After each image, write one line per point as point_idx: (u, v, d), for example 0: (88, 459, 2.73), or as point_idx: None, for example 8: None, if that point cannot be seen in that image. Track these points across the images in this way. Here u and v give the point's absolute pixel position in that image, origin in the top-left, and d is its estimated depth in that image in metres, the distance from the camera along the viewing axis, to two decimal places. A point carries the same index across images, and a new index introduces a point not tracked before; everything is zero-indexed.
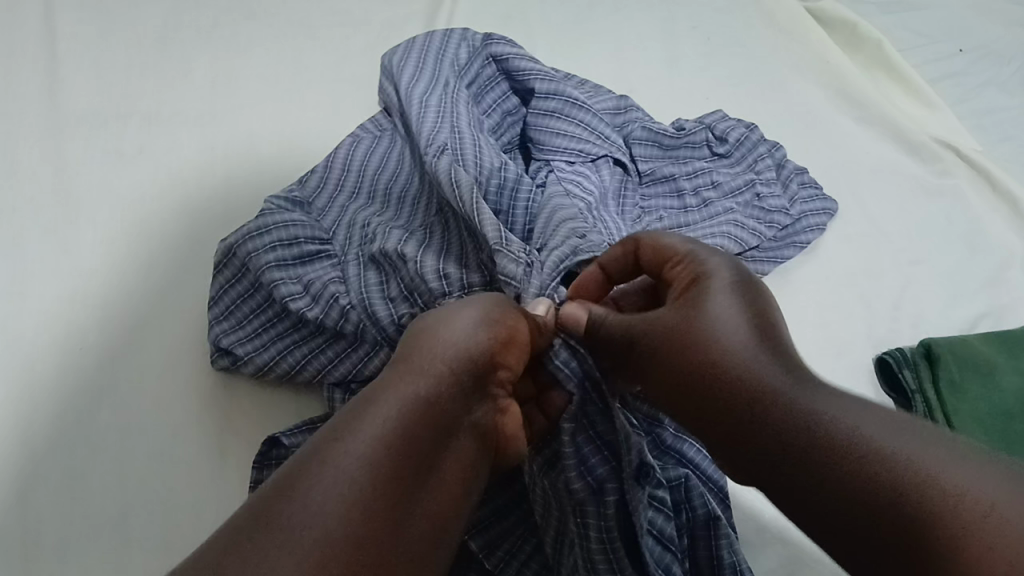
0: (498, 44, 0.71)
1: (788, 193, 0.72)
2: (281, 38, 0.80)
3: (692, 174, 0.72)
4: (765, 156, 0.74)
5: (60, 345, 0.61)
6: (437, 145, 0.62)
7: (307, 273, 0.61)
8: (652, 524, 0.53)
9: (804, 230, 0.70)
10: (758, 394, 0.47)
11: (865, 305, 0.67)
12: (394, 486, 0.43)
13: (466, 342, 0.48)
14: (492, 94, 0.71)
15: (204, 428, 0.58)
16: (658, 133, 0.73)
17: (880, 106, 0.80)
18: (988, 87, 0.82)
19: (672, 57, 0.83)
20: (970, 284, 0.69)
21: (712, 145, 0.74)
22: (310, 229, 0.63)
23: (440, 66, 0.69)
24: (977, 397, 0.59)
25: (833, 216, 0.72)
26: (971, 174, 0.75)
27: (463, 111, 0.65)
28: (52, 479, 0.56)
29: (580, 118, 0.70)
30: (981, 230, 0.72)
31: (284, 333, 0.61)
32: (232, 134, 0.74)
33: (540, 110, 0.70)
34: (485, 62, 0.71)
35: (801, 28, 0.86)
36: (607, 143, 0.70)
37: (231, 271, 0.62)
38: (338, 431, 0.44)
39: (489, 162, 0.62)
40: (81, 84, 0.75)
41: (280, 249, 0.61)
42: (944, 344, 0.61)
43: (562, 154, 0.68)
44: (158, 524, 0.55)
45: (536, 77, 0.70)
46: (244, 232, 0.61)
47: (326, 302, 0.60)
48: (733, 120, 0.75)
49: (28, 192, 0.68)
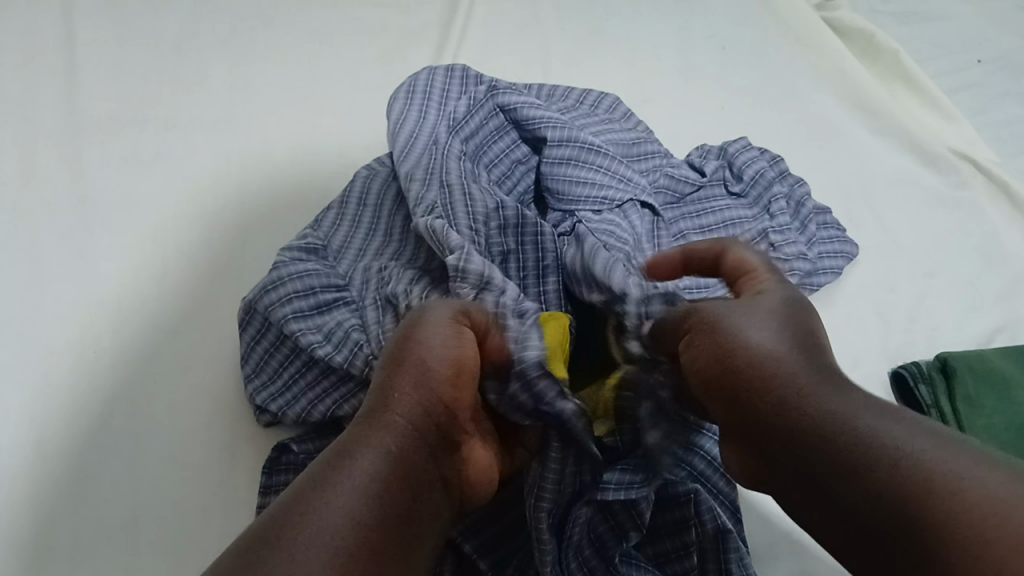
0: (506, 93, 0.68)
1: (807, 234, 0.70)
2: (296, 45, 0.81)
3: (713, 224, 0.70)
4: (781, 195, 0.71)
5: (74, 349, 0.61)
6: (426, 205, 0.60)
7: (325, 322, 0.59)
8: (598, 537, 0.54)
9: (819, 274, 0.67)
10: (803, 413, 0.43)
11: (879, 317, 0.67)
12: (403, 505, 0.41)
13: (447, 352, 0.46)
14: (499, 145, 0.68)
15: (216, 434, 0.59)
16: (678, 180, 0.71)
17: (896, 117, 0.79)
18: (1006, 98, 0.81)
19: (687, 66, 0.83)
20: (986, 297, 0.68)
21: (728, 184, 0.72)
22: (325, 277, 0.61)
23: (438, 117, 0.68)
24: (992, 412, 0.59)
25: (851, 260, 0.69)
26: (987, 186, 0.74)
27: (452, 164, 0.63)
28: (64, 482, 0.56)
29: (599, 164, 0.66)
30: (997, 243, 0.71)
31: (313, 384, 0.59)
32: (247, 140, 0.74)
33: (554, 159, 0.66)
34: (489, 114, 0.68)
35: (818, 37, 0.86)
36: (631, 186, 0.67)
37: (256, 327, 0.60)
38: (339, 461, 0.41)
39: (483, 206, 0.60)
40: (100, 89, 0.76)
41: (297, 300, 0.59)
42: (960, 359, 0.60)
43: (587, 203, 0.65)
44: (168, 529, 0.55)
45: (547, 125, 0.66)
46: (259, 288, 0.60)
47: (349, 349, 0.57)
48: (754, 151, 0.73)
49: (45, 196, 0.68)
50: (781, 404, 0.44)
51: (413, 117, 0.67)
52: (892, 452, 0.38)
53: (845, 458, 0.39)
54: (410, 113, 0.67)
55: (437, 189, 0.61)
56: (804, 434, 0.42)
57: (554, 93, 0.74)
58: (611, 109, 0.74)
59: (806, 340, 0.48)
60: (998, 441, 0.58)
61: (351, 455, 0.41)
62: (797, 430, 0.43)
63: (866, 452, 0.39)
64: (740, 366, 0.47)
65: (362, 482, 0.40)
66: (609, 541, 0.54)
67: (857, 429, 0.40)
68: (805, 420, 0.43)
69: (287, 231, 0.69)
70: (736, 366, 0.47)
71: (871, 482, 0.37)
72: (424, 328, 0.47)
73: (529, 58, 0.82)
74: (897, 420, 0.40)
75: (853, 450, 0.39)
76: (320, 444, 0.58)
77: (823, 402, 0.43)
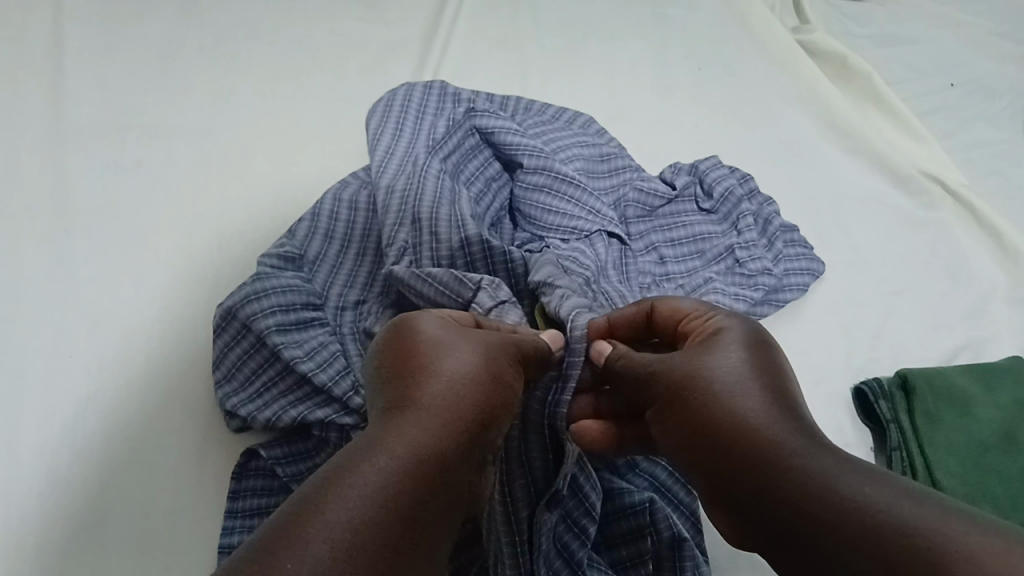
0: (484, 116, 0.69)
1: (773, 251, 0.71)
2: (280, 57, 0.82)
3: (682, 238, 0.71)
4: (749, 213, 0.72)
5: (49, 353, 0.62)
6: (397, 247, 0.62)
7: (304, 339, 0.60)
8: (565, 548, 0.54)
9: (787, 288, 0.68)
10: (760, 461, 0.45)
11: (844, 334, 0.68)
12: (428, 479, 0.44)
13: (462, 365, 0.49)
14: (474, 163, 0.69)
15: (187, 439, 0.60)
16: (648, 194, 0.72)
17: (868, 137, 0.80)
18: (976, 121, 0.83)
19: (664, 84, 0.84)
20: (951, 316, 0.69)
21: (699, 200, 0.73)
22: (305, 293, 0.62)
23: (416, 138, 0.68)
24: (951, 428, 0.60)
25: (817, 277, 0.70)
26: (956, 208, 0.76)
27: (429, 186, 0.63)
28: (34, 479, 0.56)
29: (571, 194, 0.68)
30: (964, 264, 0.72)
31: (286, 393, 0.59)
32: (228, 149, 0.75)
33: (528, 187, 0.68)
34: (467, 134, 0.69)
35: (793, 60, 0.87)
36: (599, 218, 0.68)
37: (231, 333, 0.60)
38: (347, 462, 0.43)
39: (448, 244, 0.62)
40: (84, 98, 0.77)
41: (279, 313, 0.60)
42: (920, 375, 0.62)
43: (555, 232, 0.67)
44: (136, 531, 0.56)
45: (525, 152, 0.68)
46: (240, 296, 0.60)
47: (326, 361, 0.59)
48: (724, 169, 0.74)
49: (27, 200, 0.69)
50: (743, 450, 0.46)
51: (389, 134, 0.68)
52: (831, 485, 0.41)
53: (767, 484, 0.44)
54: (386, 130, 0.68)
55: (409, 226, 0.63)
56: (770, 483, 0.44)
57: (531, 108, 0.76)
58: (585, 127, 0.76)
59: (760, 362, 0.51)
60: (955, 457, 0.59)
61: (364, 454, 0.44)
62: (761, 481, 0.45)
63: (784, 472, 0.44)
64: (727, 433, 0.47)
65: (374, 476, 0.42)
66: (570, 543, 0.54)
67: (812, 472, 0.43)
68: (769, 471, 0.44)
69: (260, 239, 0.70)
70: (722, 434, 0.48)
71: (829, 509, 0.40)
72: (445, 345, 0.50)
73: (508, 75, 0.83)
74: (852, 467, 0.43)
75: (813, 495, 0.41)
76: (290, 449, 0.59)
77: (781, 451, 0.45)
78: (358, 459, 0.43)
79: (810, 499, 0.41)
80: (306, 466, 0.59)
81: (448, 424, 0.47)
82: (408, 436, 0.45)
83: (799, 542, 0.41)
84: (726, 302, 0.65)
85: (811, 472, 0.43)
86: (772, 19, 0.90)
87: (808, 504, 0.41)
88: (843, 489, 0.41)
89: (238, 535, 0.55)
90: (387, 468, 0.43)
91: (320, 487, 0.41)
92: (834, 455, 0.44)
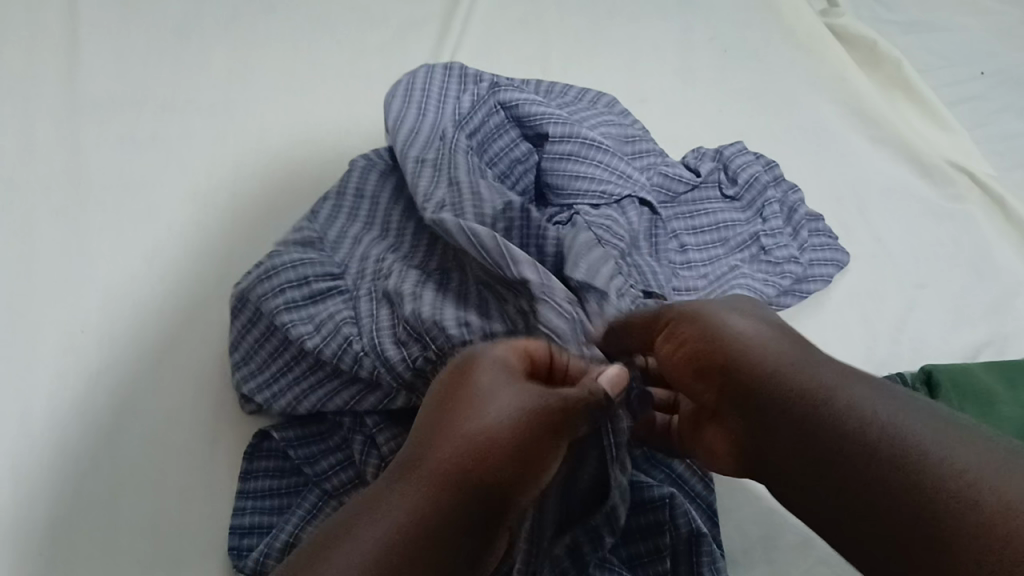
0: (506, 90, 0.68)
1: (799, 240, 0.70)
2: (298, 32, 0.81)
3: (706, 225, 0.69)
4: (774, 200, 0.71)
5: (62, 327, 0.61)
6: (434, 202, 0.60)
7: (318, 311, 0.58)
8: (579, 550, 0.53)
9: (814, 278, 0.68)
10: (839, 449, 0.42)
11: (866, 326, 0.66)
12: (427, 545, 0.42)
13: (498, 415, 0.46)
14: (500, 142, 0.67)
15: (199, 417, 0.59)
16: (672, 178, 0.71)
17: (895, 126, 0.79)
18: (1005, 112, 0.81)
19: (687, 67, 0.82)
20: (975, 310, 0.68)
21: (722, 186, 0.72)
22: (322, 265, 0.60)
23: (440, 114, 0.66)
24: (975, 427, 0.59)
25: (842, 268, 0.69)
26: (983, 200, 0.74)
27: (461, 158, 0.62)
28: (46, 456, 0.56)
29: (599, 159, 0.67)
30: (990, 258, 0.71)
31: (302, 373, 0.58)
32: (244, 125, 0.75)
33: (555, 154, 0.66)
34: (491, 111, 0.67)
35: (820, 45, 0.85)
36: (629, 182, 0.67)
37: (248, 314, 0.60)
38: (353, 521, 0.43)
39: (491, 206, 0.60)
40: (101, 70, 0.76)
41: (292, 289, 0.58)
42: (944, 372, 0.61)
43: (584, 197, 0.66)
44: (146, 509, 0.55)
45: (549, 121, 0.67)
46: (253, 277, 0.59)
47: (338, 341, 0.57)
48: (749, 155, 0.73)
49: (40, 173, 0.69)
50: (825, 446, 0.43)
51: (413, 114, 0.66)
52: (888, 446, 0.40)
53: (839, 474, 0.41)
54: (408, 112, 0.66)
55: (445, 186, 0.61)
56: (847, 476, 0.41)
57: (552, 90, 0.74)
58: (608, 107, 0.74)
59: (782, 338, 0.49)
60: None
61: (364, 513, 0.43)
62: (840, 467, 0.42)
63: (857, 454, 0.41)
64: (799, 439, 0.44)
65: (371, 542, 0.42)
66: (587, 545, 0.53)
67: (881, 440, 0.41)
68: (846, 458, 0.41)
69: (274, 212, 0.69)
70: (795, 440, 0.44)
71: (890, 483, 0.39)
72: (486, 390, 0.47)
73: (530, 55, 0.82)
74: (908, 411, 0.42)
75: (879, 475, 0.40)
76: (303, 431, 0.58)
77: (859, 434, 0.42)
78: (358, 520, 0.43)
79: (906, 486, 0.39)
80: (318, 449, 0.58)
81: (469, 481, 0.44)
82: (417, 497, 0.44)
83: (895, 524, 0.38)
84: (749, 292, 0.64)
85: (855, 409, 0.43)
86: (800, 3, 0.88)
87: (902, 491, 0.39)
88: (913, 442, 0.40)
89: (251, 516, 0.55)
90: (388, 533, 0.42)
91: (324, 544, 0.42)
92: (871, 387, 0.44)
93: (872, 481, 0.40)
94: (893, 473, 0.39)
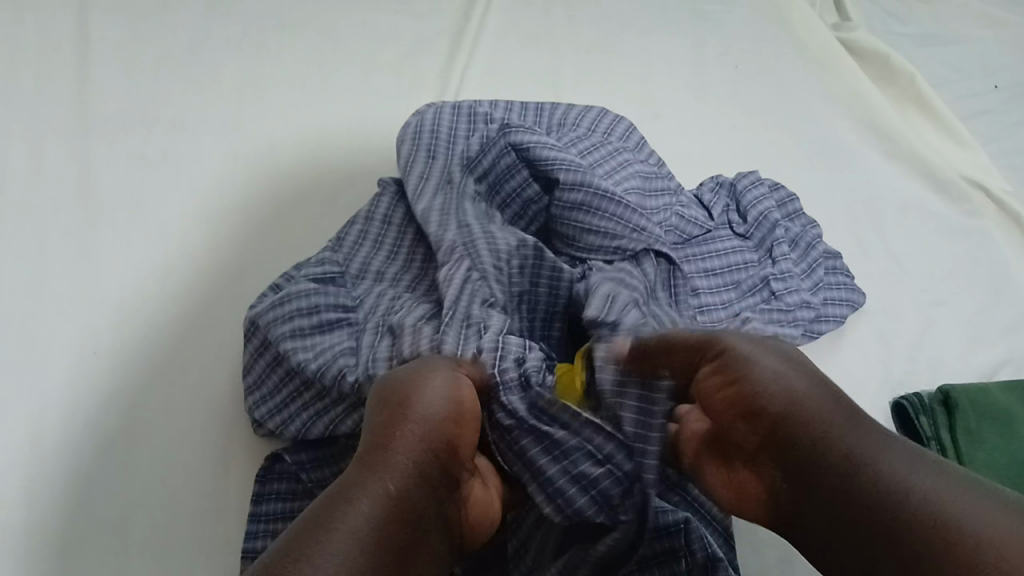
0: (518, 132, 0.65)
1: (812, 278, 0.68)
2: (309, 48, 0.81)
3: (717, 268, 0.67)
4: (784, 239, 0.69)
5: (74, 347, 0.61)
6: (446, 249, 0.59)
7: (323, 342, 0.58)
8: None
9: (828, 318, 0.66)
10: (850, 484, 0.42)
11: (882, 344, 0.66)
12: (411, 513, 0.42)
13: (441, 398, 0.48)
14: (512, 183, 0.65)
15: (209, 436, 0.59)
16: (686, 221, 0.68)
17: (909, 141, 0.78)
18: (1019, 128, 0.80)
19: (699, 82, 0.82)
20: (993, 329, 0.67)
21: (733, 225, 0.70)
22: (332, 295, 0.59)
23: (450, 154, 0.65)
24: (993, 448, 0.58)
25: (857, 308, 0.67)
26: (999, 216, 0.74)
27: (469, 209, 0.62)
28: (58, 476, 0.56)
29: (611, 211, 0.63)
30: (1007, 275, 0.70)
31: (309, 400, 0.58)
32: (255, 142, 0.74)
33: (566, 204, 0.63)
34: (502, 153, 0.65)
35: (832, 59, 0.85)
36: (644, 235, 0.63)
37: (258, 342, 0.60)
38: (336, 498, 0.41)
39: (505, 245, 0.59)
40: (112, 87, 0.76)
41: (297, 319, 0.58)
42: (963, 392, 0.60)
43: (597, 253, 0.63)
44: (158, 528, 0.55)
45: (560, 168, 0.63)
46: (265, 308, 0.59)
47: (335, 377, 0.56)
48: (762, 188, 0.72)
49: (51, 191, 0.69)
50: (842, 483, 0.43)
51: (422, 160, 0.65)
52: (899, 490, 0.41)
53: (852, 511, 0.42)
54: (417, 156, 0.65)
55: (456, 231, 0.60)
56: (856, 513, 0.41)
57: (566, 121, 0.72)
58: (625, 136, 0.72)
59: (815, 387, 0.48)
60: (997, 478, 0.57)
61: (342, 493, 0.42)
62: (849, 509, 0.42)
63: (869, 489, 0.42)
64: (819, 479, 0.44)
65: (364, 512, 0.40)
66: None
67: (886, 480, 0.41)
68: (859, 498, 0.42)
69: (285, 231, 0.69)
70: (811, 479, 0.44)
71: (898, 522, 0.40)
72: (420, 382, 0.48)
73: (541, 71, 0.81)
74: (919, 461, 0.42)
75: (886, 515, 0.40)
76: (317, 453, 0.58)
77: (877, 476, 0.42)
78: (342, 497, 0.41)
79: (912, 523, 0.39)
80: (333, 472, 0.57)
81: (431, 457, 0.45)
82: (393, 472, 0.43)
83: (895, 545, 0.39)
84: None
85: (876, 476, 0.42)
86: (812, 16, 0.88)
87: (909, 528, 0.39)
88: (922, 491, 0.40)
89: (256, 541, 0.54)
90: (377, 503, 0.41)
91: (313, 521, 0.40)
92: (904, 452, 0.43)
93: (885, 523, 0.40)
94: (923, 536, 0.38)
